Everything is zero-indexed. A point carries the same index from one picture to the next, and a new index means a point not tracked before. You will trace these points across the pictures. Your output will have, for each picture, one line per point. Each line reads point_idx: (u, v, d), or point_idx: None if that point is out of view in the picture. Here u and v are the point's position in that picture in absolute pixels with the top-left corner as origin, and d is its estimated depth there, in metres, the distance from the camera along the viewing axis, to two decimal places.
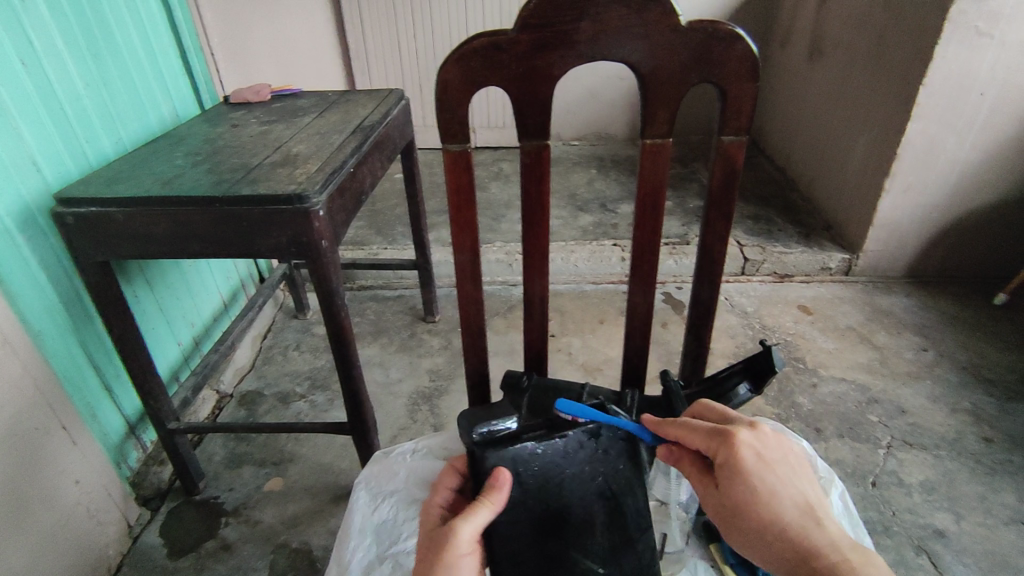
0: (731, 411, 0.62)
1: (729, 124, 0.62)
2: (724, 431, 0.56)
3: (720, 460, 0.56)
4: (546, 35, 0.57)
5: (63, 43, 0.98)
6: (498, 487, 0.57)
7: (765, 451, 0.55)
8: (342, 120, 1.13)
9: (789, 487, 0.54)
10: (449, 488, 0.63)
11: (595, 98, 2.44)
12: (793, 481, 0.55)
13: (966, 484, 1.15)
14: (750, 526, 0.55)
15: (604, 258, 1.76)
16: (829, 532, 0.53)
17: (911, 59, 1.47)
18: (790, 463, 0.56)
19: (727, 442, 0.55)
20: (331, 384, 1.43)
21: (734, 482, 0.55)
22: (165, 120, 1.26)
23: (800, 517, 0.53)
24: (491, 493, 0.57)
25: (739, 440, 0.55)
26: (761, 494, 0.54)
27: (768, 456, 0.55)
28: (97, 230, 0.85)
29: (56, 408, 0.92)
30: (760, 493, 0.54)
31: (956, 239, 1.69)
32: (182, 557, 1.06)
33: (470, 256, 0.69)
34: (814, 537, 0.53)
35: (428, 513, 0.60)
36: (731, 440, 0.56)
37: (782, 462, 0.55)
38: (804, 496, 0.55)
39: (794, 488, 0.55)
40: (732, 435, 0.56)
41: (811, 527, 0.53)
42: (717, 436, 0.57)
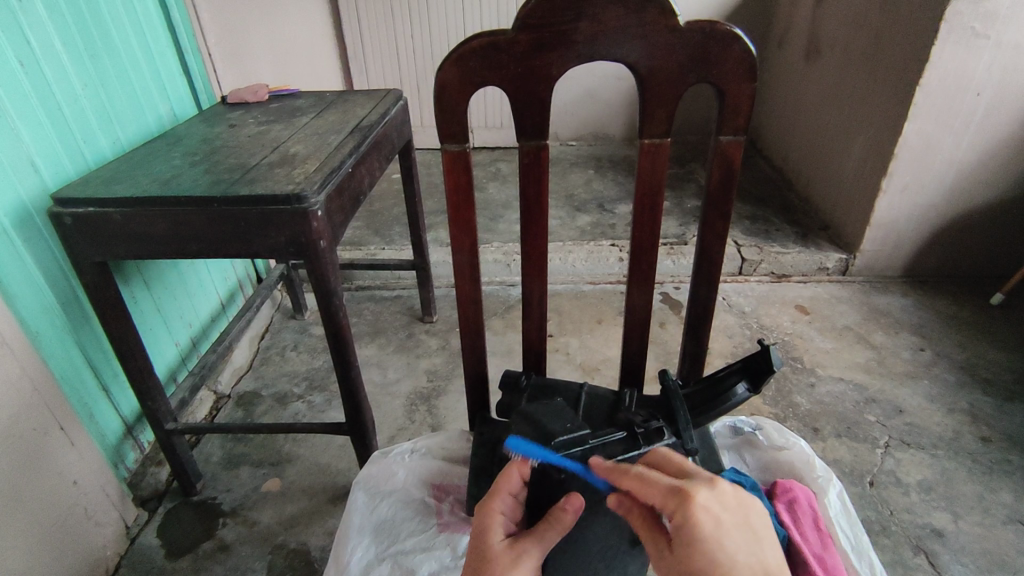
0: (692, 465, 0.51)
1: (727, 124, 0.62)
2: (678, 487, 0.45)
3: (674, 523, 0.44)
4: (544, 36, 0.57)
5: (60, 43, 0.98)
6: (570, 514, 0.54)
7: (726, 514, 0.43)
8: (340, 120, 1.13)
9: (752, 556, 0.41)
10: (510, 491, 0.57)
11: (593, 98, 2.44)
12: (755, 550, 0.42)
13: (963, 484, 1.16)
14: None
15: (602, 258, 1.77)
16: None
17: (908, 60, 1.48)
18: (757, 531, 0.44)
19: (680, 495, 0.44)
20: (329, 384, 1.43)
21: (687, 549, 0.42)
22: (162, 120, 1.25)
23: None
24: (562, 518, 0.53)
25: (696, 500, 0.44)
26: (721, 566, 0.41)
27: (731, 519, 0.43)
28: (94, 230, 0.85)
29: (53, 409, 0.92)
30: (716, 562, 0.41)
31: (952, 240, 1.69)
32: (180, 557, 1.06)
33: (469, 256, 0.70)
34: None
35: (489, 519, 0.55)
36: (687, 498, 0.44)
37: (748, 526, 0.43)
38: (769, 569, 0.42)
39: (760, 561, 0.42)
40: (688, 492, 0.44)
41: None
42: (671, 493, 0.45)
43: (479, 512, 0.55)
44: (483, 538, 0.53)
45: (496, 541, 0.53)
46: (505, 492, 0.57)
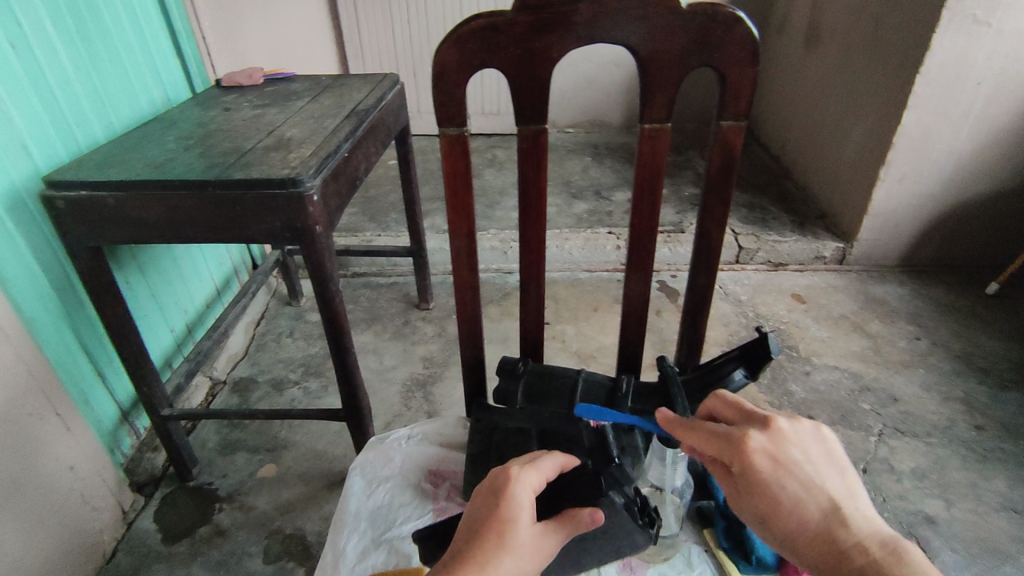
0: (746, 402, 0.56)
1: (728, 109, 0.61)
2: (735, 436, 0.51)
3: (736, 470, 0.51)
4: (544, 17, 0.56)
5: (51, 24, 0.96)
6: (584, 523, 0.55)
7: (785, 456, 0.50)
8: (336, 105, 1.11)
9: (812, 485, 0.49)
10: (542, 475, 0.57)
11: (591, 84, 2.42)
12: (816, 480, 0.49)
13: (956, 471, 1.17)
14: (771, 535, 0.50)
15: (599, 246, 1.76)
16: (856, 532, 0.47)
17: (908, 47, 1.47)
18: (813, 462, 0.50)
19: (739, 450, 0.50)
20: (325, 370, 1.43)
21: (754, 492, 0.49)
22: (155, 103, 1.24)
23: (828, 521, 0.47)
24: (578, 522, 0.54)
25: (752, 447, 0.50)
26: (781, 500, 0.48)
27: (788, 459, 0.50)
28: (87, 214, 0.84)
29: (48, 395, 0.91)
30: (781, 498, 0.48)
31: (949, 229, 1.69)
32: (177, 542, 1.06)
33: (466, 241, 0.69)
34: (843, 539, 0.46)
35: (516, 486, 0.54)
36: (746, 449, 0.50)
37: (801, 461, 0.50)
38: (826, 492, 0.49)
39: (815, 488, 0.49)
40: (744, 442, 0.50)
41: (837, 529, 0.47)
42: (731, 445, 0.51)
43: (514, 478, 0.55)
44: (512, 507, 0.52)
45: (523, 516, 0.52)
46: (537, 471, 0.57)
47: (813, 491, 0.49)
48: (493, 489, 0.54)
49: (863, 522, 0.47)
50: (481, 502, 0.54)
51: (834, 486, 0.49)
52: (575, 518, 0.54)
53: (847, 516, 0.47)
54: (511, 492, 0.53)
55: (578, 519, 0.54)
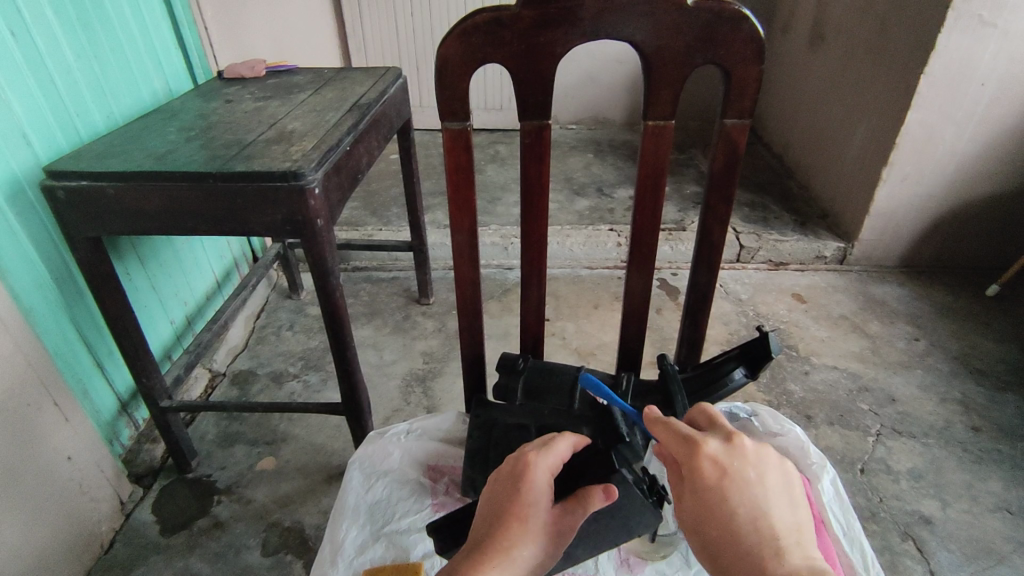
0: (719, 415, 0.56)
1: (732, 107, 0.61)
2: (694, 439, 0.50)
3: (684, 471, 0.50)
4: (548, 13, 0.56)
5: (53, 13, 0.96)
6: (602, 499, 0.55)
7: (736, 471, 0.49)
8: (338, 98, 1.11)
9: (756, 509, 0.48)
10: (559, 454, 0.57)
11: (594, 80, 2.41)
12: (761, 506, 0.48)
13: (953, 472, 1.17)
14: (702, 543, 0.48)
15: (600, 243, 1.75)
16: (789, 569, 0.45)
17: (913, 47, 1.46)
18: (765, 489, 0.49)
19: (694, 453, 0.50)
20: (324, 364, 1.43)
21: (695, 496, 0.49)
22: (156, 94, 1.23)
23: (763, 546, 0.46)
24: (595, 499, 0.55)
25: (704, 452, 0.49)
26: (722, 513, 0.47)
27: (736, 475, 0.49)
28: (87, 205, 0.84)
29: (47, 386, 0.92)
30: (721, 511, 0.47)
31: (951, 230, 1.69)
32: (175, 534, 1.06)
33: (468, 237, 0.69)
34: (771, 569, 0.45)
35: (534, 472, 0.54)
36: (699, 452, 0.50)
37: (753, 482, 0.49)
38: (768, 519, 0.47)
39: (753, 508, 0.48)
40: (700, 446, 0.50)
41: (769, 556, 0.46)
42: (686, 446, 0.51)
43: (532, 462, 0.55)
44: (534, 493, 0.53)
45: (543, 500, 0.53)
46: (555, 451, 0.57)
47: (749, 512, 0.47)
48: (512, 472, 0.55)
49: (798, 560, 0.46)
50: (502, 488, 0.54)
51: (780, 519, 0.47)
52: (592, 495, 0.55)
53: (783, 548, 0.46)
54: (531, 478, 0.54)
55: (597, 497, 0.55)
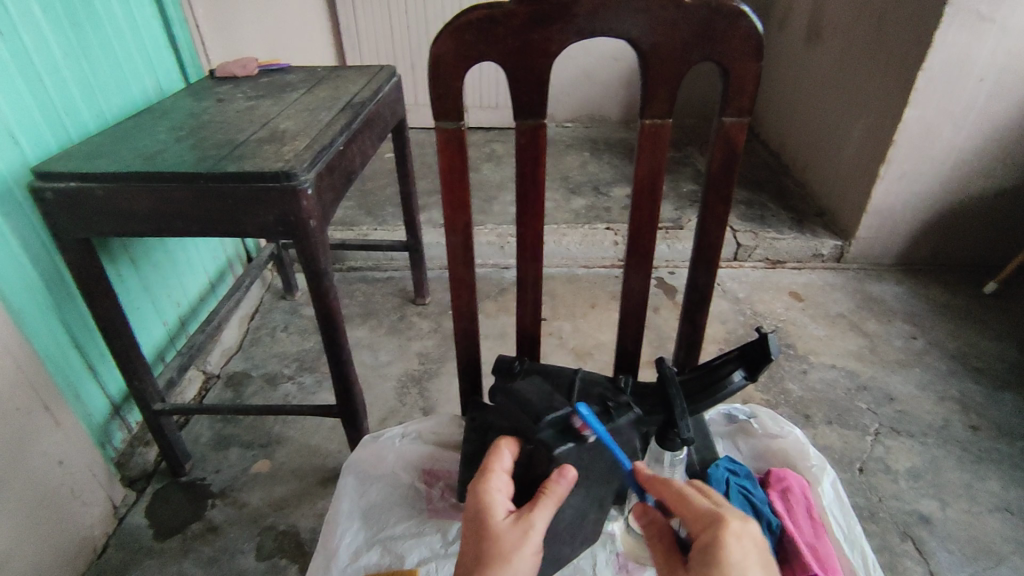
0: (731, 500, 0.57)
1: (731, 105, 0.60)
2: (718, 513, 0.51)
3: (699, 542, 0.51)
4: (544, 8, 0.55)
5: (41, 11, 0.94)
6: (560, 481, 0.55)
7: (750, 548, 0.49)
8: (332, 97, 1.10)
9: None
10: (503, 468, 0.60)
11: (590, 79, 2.40)
12: None
13: (952, 472, 1.16)
14: None
15: (596, 242, 1.74)
16: None
17: (910, 44, 1.46)
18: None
19: (715, 525, 0.51)
20: (320, 366, 1.42)
21: (707, 564, 0.49)
22: (148, 94, 1.22)
23: None
24: (554, 488, 0.55)
25: (727, 527, 0.50)
26: None
27: (750, 550, 0.49)
28: (76, 206, 0.82)
29: (38, 390, 0.90)
30: None
31: (948, 227, 1.69)
32: (170, 538, 1.05)
33: (462, 238, 0.68)
34: None
35: (483, 496, 0.56)
36: (722, 522, 0.51)
37: (767, 567, 0.49)
38: None
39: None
40: (724, 519, 0.51)
41: None
42: (709, 517, 0.52)
43: (476, 490, 0.57)
44: (484, 514, 0.55)
45: (499, 515, 0.55)
46: (498, 471, 0.59)
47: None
48: (468, 513, 0.56)
49: None
50: (468, 532, 0.55)
51: None
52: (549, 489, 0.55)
53: None
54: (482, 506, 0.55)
55: (551, 489, 0.55)
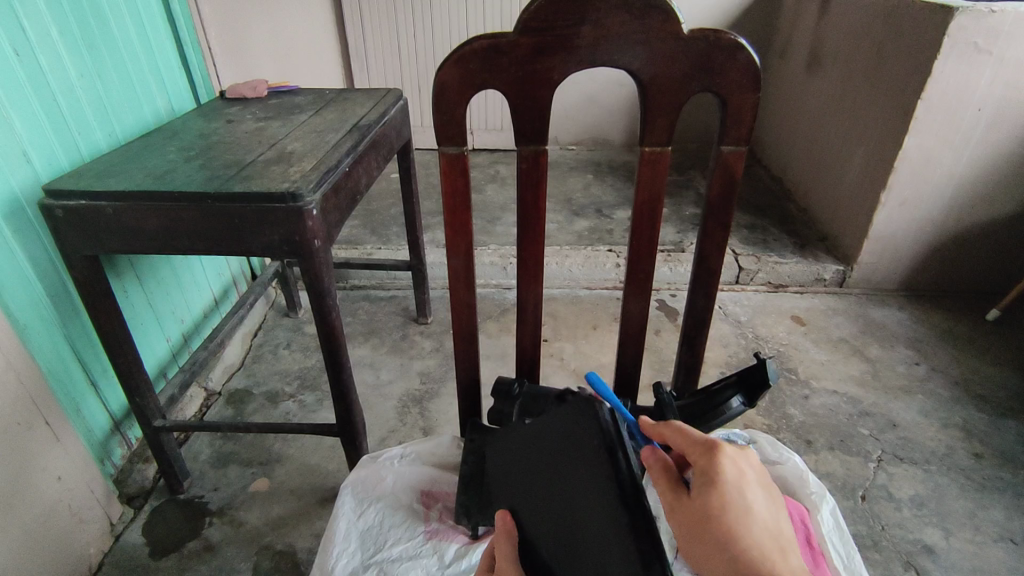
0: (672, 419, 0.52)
1: (729, 134, 0.61)
2: (711, 438, 0.46)
3: (698, 466, 0.45)
4: (546, 39, 0.56)
5: (59, 34, 0.97)
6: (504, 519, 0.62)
7: (747, 472, 0.45)
8: (339, 119, 1.12)
9: (763, 510, 0.43)
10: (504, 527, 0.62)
11: (594, 102, 2.43)
12: (769, 509, 0.43)
13: (956, 501, 1.15)
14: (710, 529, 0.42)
15: (599, 263, 1.76)
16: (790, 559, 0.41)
17: (909, 74, 1.48)
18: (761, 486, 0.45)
19: (712, 449, 0.45)
20: (321, 384, 1.42)
21: (706, 486, 0.43)
22: (159, 114, 1.25)
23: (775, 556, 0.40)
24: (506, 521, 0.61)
25: (724, 450, 0.45)
26: (735, 520, 0.41)
27: (749, 471, 0.45)
28: (85, 224, 0.84)
29: (39, 405, 0.91)
30: (733, 509, 0.42)
31: (950, 254, 1.69)
32: (165, 557, 1.04)
33: (464, 260, 0.69)
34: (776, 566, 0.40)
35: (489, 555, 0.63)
36: (717, 445, 0.45)
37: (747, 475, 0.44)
38: (778, 528, 0.43)
39: (772, 518, 0.43)
40: (719, 444, 0.45)
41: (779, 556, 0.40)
42: (702, 443, 0.46)
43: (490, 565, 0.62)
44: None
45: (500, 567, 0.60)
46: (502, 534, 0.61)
47: (778, 536, 0.42)
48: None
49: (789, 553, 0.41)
50: None
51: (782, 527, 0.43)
52: (512, 527, 0.61)
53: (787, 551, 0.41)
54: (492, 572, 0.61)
55: (508, 526, 0.61)
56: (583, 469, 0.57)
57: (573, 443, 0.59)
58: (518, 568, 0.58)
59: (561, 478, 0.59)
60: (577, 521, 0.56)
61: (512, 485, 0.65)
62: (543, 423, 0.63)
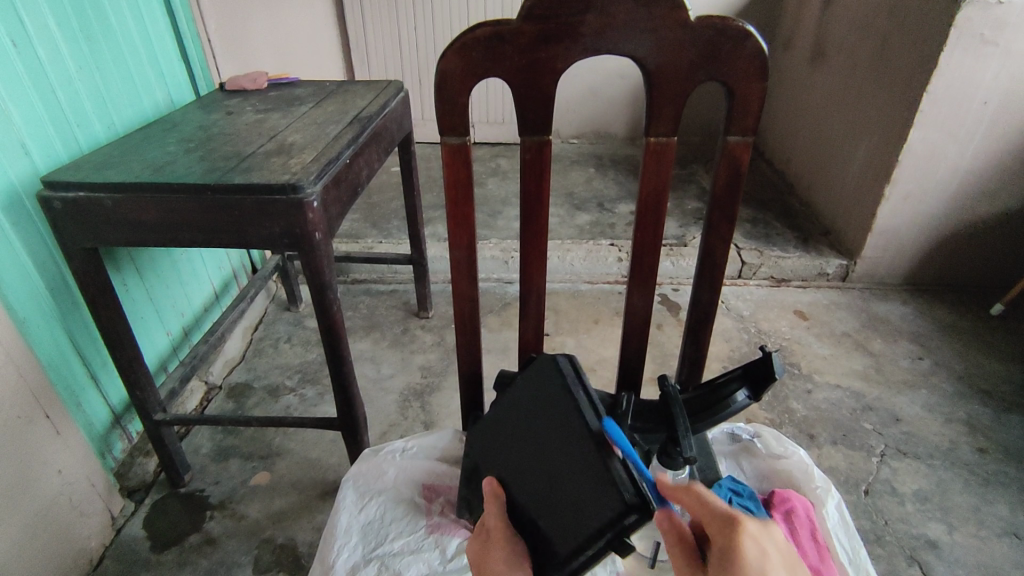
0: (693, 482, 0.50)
1: (735, 124, 0.60)
2: (731, 515, 0.44)
3: (717, 548, 0.44)
4: (550, 28, 0.55)
5: (55, 23, 0.96)
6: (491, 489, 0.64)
7: (772, 551, 0.43)
8: (340, 111, 1.11)
9: None
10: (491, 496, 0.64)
11: (596, 96, 2.42)
12: None
13: (959, 495, 1.15)
14: None
15: (600, 258, 1.75)
16: None
17: (914, 67, 1.47)
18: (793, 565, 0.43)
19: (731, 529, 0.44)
20: (321, 378, 1.42)
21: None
22: (158, 106, 1.24)
23: None
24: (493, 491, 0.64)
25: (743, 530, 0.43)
26: None
27: (773, 554, 0.42)
28: (84, 216, 0.83)
29: (40, 398, 0.90)
30: None
31: (954, 248, 1.68)
32: (166, 550, 1.04)
33: (466, 252, 0.68)
34: None
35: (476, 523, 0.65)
36: (738, 524, 0.44)
37: (770, 554, 0.42)
38: None
39: None
40: (738, 525, 0.43)
41: None
42: (723, 520, 0.45)
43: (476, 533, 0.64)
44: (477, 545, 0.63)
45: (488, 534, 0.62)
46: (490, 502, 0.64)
47: None
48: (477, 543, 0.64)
49: None
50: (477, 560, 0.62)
51: None
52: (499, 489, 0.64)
53: None
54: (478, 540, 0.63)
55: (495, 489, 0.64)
56: (559, 424, 0.60)
57: (548, 403, 0.62)
58: (506, 529, 0.61)
59: (548, 449, 0.60)
60: (563, 488, 0.58)
61: (500, 459, 0.67)
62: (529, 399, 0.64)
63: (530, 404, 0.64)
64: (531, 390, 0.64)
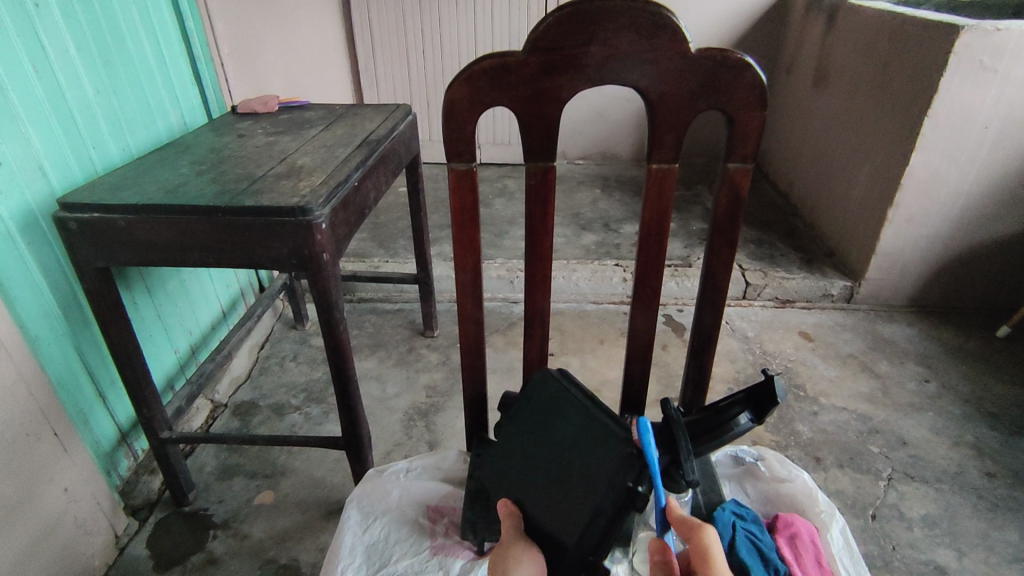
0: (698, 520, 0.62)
1: (736, 151, 0.61)
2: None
3: None
4: (555, 59, 0.57)
5: (75, 49, 0.99)
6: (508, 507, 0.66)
7: None
8: (348, 134, 1.13)
9: None
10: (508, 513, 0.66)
11: (601, 117, 2.45)
12: None
13: (968, 520, 1.13)
14: None
15: (605, 278, 1.76)
16: None
17: (915, 91, 1.48)
18: None
19: None
20: (327, 397, 1.42)
21: None
22: (172, 128, 1.26)
23: None
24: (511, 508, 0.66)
25: None
26: None
27: None
28: (98, 237, 0.85)
29: (47, 416, 0.91)
30: None
31: (959, 270, 1.68)
32: (170, 569, 1.04)
33: (471, 275, 0.69)
34: None
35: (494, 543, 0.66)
36: None
37: None
38: None
39: None
40: None
41: None
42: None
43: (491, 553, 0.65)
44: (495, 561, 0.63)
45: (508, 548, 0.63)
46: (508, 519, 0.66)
47: None
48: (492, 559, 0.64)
49: None
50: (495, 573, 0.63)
51: None
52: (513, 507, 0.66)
53: None
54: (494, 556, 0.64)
55: (511, 508, 0.66)
56: (566, 430, 0.65)
57: (553, 411, 0.67)
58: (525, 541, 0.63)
59: (561, 458, 0.64)
60: (581, 490, 0.62)
61: (508, 476, 0.69)
62: (535, 414, 0.68)
63: (535, 416, 0.68)
64: (537, 407, 0.68)
